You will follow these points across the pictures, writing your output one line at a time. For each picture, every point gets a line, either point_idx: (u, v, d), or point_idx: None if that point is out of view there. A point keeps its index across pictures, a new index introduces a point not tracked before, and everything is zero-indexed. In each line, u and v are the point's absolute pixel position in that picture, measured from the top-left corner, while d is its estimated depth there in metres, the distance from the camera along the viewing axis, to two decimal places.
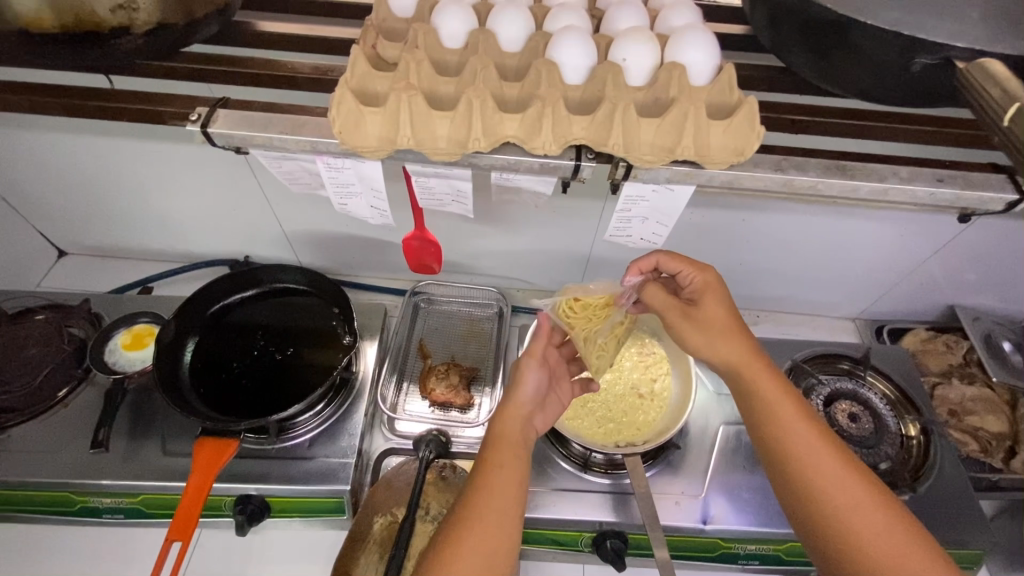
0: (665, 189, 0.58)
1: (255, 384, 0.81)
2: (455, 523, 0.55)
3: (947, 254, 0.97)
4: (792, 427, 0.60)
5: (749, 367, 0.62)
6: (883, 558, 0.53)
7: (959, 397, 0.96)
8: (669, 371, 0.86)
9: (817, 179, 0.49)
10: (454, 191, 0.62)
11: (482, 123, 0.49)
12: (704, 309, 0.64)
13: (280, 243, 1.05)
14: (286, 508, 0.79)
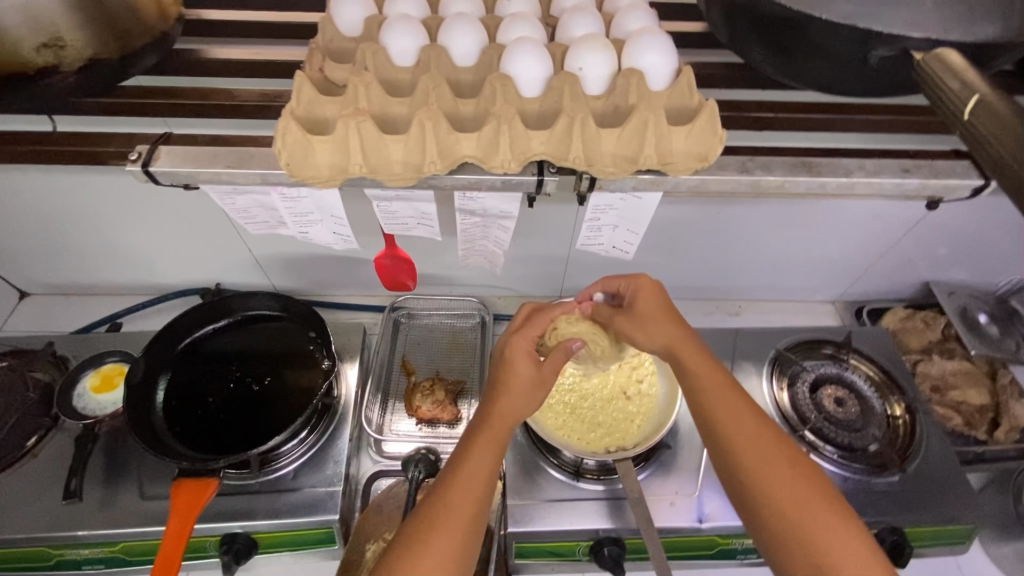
0: (632, 197, 0.61)
1: (232, 417, 0.79)
2: (416, 534, 0.57)
3: (918, 233, 0.98)
4: (714, 396, 0.64)
5: (676, 346, 0.66)
6: (804, 520, 0.56)
7: (940, 372, 0.97)
8: (654, 370, 0.85)
9: (784, 178, 0.50)
10: (418, 213, 0.62)
11: (438, 145, 0.48)
12: (639, 310, 0.69)
13: (250, 269, 1.02)
14: (274, 542, 0.77)
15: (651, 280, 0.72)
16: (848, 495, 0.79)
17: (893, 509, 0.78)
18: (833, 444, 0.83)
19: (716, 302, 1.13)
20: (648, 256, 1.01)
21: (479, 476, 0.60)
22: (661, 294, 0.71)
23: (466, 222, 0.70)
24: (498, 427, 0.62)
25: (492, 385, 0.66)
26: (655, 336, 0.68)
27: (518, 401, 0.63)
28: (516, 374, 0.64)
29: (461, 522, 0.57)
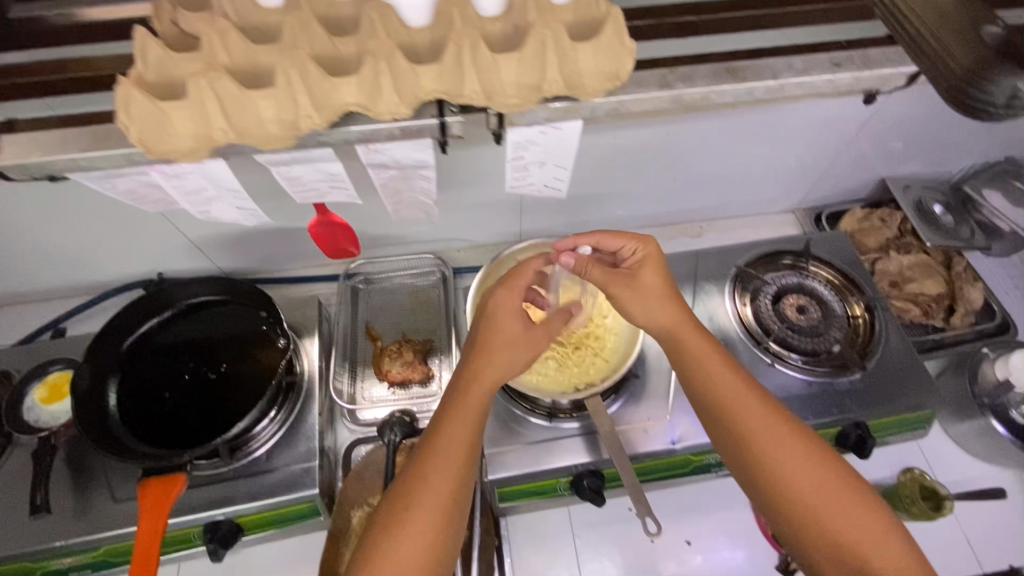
0: (552, 129, 0.56)
1: (195, 409, 0.76)
2: (398, 513, 0.58)
3: (870, 130, 0.96)
4: (717, 375, 0.66)
5: (677, 327, 0.68)
6: (799, 489, 0.60)
7: (897, 268, 0.99)
8: None
9: (706, 87, 0.51)
10: (324, 173, 0.59)
11: (311, 96, 0.47)
12: (641, 282, 0.68)
13: (189, 253, 0.96)
14: (259, 523, 0.77)
15: (655, 248, 0.70)
16: (814, 398, 0.82)
17: (856, 406, 0.81)
18: (797, 351, 0.86)
19: (677, 226, 1.12)
20: (602, 186, 0.99)
21: (459, 442, 0.61)
22: (663, 266, 0.70)
23: (400, 175, 0.66)
24: (482, 388, 0.63)
25: (475, 345, 0.66)
26: (654, 315, 0.68)
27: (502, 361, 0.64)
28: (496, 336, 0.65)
29: (440, 499, 0.58)
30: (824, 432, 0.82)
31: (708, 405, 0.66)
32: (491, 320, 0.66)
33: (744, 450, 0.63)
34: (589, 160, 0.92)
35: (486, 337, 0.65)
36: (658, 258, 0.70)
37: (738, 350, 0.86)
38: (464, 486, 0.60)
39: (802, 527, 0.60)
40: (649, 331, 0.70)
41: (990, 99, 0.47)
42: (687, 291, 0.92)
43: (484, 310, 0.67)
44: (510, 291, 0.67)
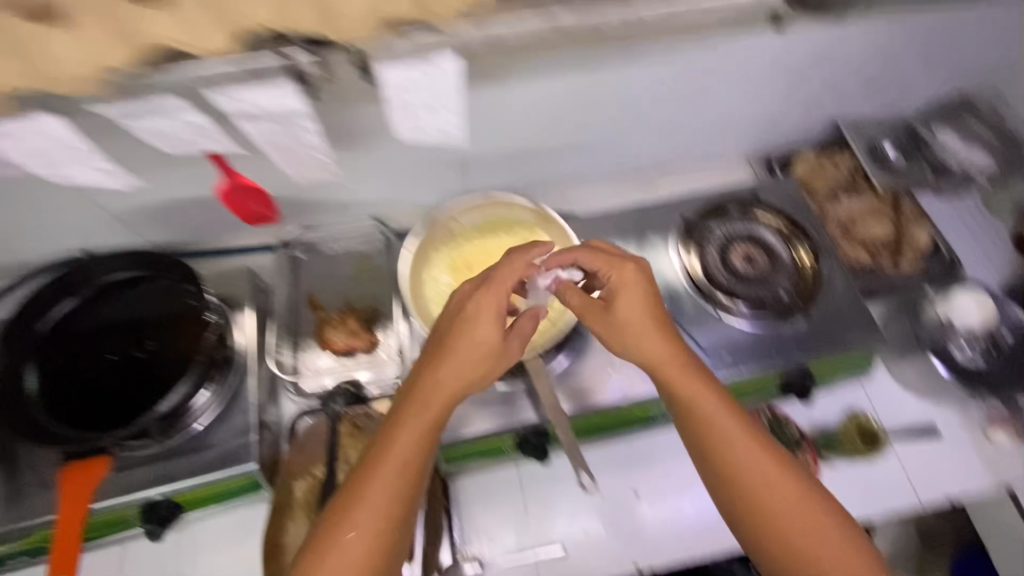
0: (427, 68, 0.64)
1: (121, 388, 0.73)
2: (328, 536, 0.58)
3: (817, 67, 0.93)
4: (706, 407, 0.64)
5: (662, 360, 0.65)
6: (780, 518, 0.61)
7: (847, 212, 0.97)
8: None
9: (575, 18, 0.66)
10: (190, 126, 0.70)
11: (125, 23, 0.56)
12: (616, 310, 0.66)
13: (112, 228, 0.90)
14: (200, 500, 0.75)
15: (638, 271, 0.67)
16: (755, 345, 0.82)
17: (798, 350, 0.82)
18: (743, 300, 0.85)
19: (631, 178, 1.08)
20: (545, 137, 0.95)
21: (403, 459, 0.60)
22: (649, 290, 0.67)
23: (279, 127, 0.72)
24: (432, 399, 0.62)
25: (433, 351, 0.65)
26: (638, 347, 0.66)
27: (468, 364, 0.64)
28: (466, 341, 0.64)
29: (376, 523, 0.59)
30: (768, 378, 0.82)
31: (693, 438, 0.65)
32: (472, 319, 0.64)
33: (727, 483, 0.63)
34: (527, 108, 0.88)
35: (458, 337, 0.64)
36: (638, 285, 0.67)
37: (684, 302, 0.85)
38: (406, 503, 0.60)
39: (789, 559, 0.61)
40: (634, 362, 0.67)
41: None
42: (634, 244, 0.90)
43: (461, 315, 0.65)
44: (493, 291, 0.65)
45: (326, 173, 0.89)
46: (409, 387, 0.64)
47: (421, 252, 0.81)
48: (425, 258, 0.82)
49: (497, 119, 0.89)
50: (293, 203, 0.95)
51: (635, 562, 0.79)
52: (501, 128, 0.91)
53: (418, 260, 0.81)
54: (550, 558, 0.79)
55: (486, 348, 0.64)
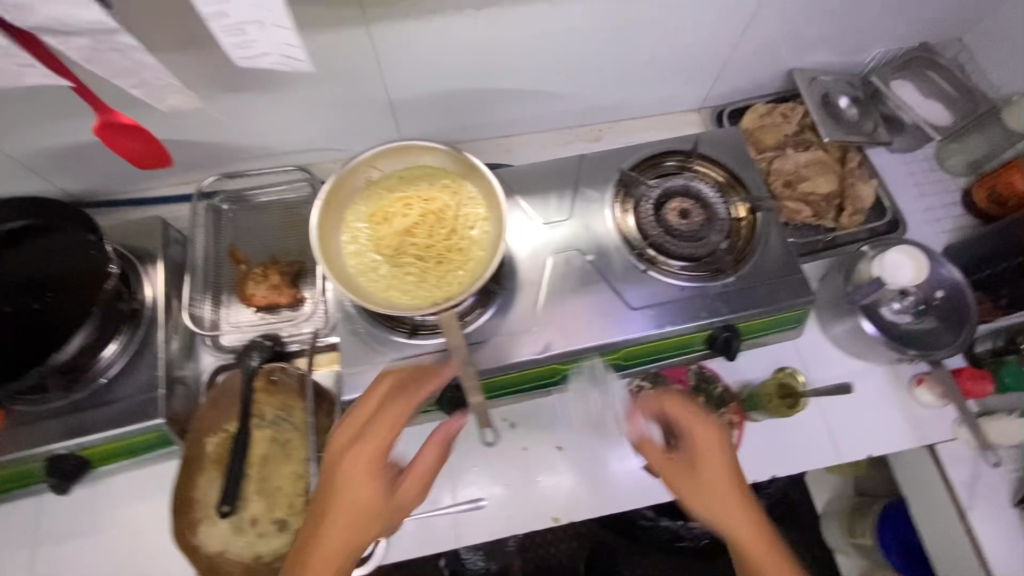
0: None
1: (16, 341, 0.70)
2: None
3: (769, 6, 0.87)
4: (752, 538, 0.62)
5: (730, 511, 0.63)
6: None
7: (793, 167, 0.94)
8: (486, 216, 0.77)
9: None
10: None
11: None
12: (701, 474, 0.65)
13: (15, 174, 0.85)
14: (110, 454, 0.74)
15: (721, 435, 0.67)
16: (684, 303, 0.80)
17: (726, 307, 0.80)
18: (677, 257, 0.82)
19: (573, 130, 1.05)
20: (479, 79, 0.90)
21: None
22: (730, 455, 0.66)
23: (95, 46, 0.57)
24: (326, 551, 0.59)
25: (319, 503, 0.62)
26: (710, 506, 0.64)
27: (348, 520, 0.60)
28: (344, 500, 0.61)
29: None
30: (695, 335, 0.81)
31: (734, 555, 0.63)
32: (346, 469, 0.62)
33: None
34: (455, 47, 0.82)
35: (335, 504, 0.61)
36: (720, 451, 0.66)
37: (614, 259, 0.83)
38: None
39: None
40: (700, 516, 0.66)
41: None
42: (567, 196, 0.86)
43: (336, 468, 0.62)
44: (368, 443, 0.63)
45: (243, 110, 0.84)
46: (309, 518, 0.61)
47: (334, 202, 0.76)
48: (341, 208, 0.77)
49: (424, 59, 0.83)
50: (211, 148, 0.90)
51: (554, 517, 0.79)
52: (429, 69, 0.85)
53: (331, 211, 0.75)
54: (471, 511, 0.79)
55: (365, 511, 0.61)
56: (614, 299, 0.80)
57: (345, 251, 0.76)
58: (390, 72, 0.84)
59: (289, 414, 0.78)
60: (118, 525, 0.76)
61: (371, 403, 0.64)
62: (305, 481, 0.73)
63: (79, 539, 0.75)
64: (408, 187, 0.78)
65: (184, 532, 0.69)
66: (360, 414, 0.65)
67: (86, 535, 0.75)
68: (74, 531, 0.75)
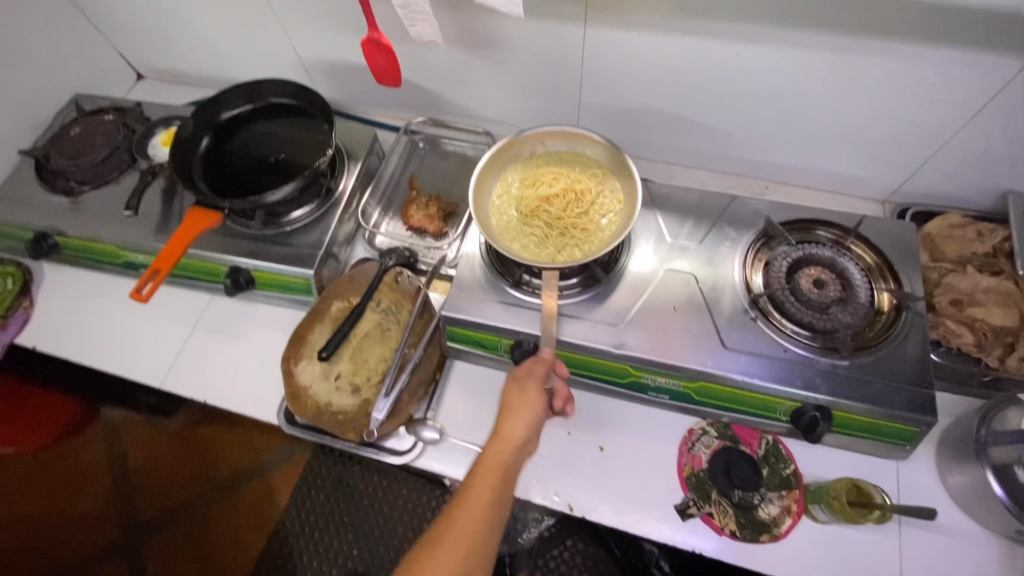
0: None
1: (250, 178, 0.93)
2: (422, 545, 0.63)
3: (1001, 111, 0.80)
4: None
5: None
6: None
7: (968, 287, 0.84)
8: (619, 212, 0.85)
9: None
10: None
11: None
12: None
13: (299, 72, 1.15)
14: (268, 283, 0.94)
15: None
16: (784, 364, 0.77)
17: (827, 387, 0.75)
18: (793, 320, 0.79)
19: (742, 179, 1.07)
20: (664, 102, 0.97)
21: (482, 501, 0.65)
22: None
23: None
24: (500, 445, 0.69)
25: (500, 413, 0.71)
26: None
27: (500, 452, 0.68)
28: (511, 429, 0.69)
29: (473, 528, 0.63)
30: (782, 401, 0.76)
31: None
32: (504, 408, 0.71)
33: None
34: (653, 65, 0.91)
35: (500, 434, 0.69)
36: None
37: (724, 299, 0.83)
38: (494, 532, 0.65)
39: None
40: None
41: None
42: (703, 227, 0.89)
43: (505, 401, 0.72)
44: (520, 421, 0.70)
45: (464, 71, 1.03)
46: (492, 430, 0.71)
47: (498, 159, 0.89)
48: (503, 165, 0.90)
49: (622, 68, 0.93)
50: (429, 95, 1.10)
51: (570, 505, 0.80)
52: (624, 80, 0.96)
53: (495, 163, 0.89)
54: None
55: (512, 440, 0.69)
56: (709, 332, 0.80)
57: (492, 199, 0.88)
58: (590, 72, 0.96)
59: (397, 310, 0.90)
60: (249, 338, 0.96)
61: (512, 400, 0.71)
62: (386, 366, 0.86)
63: (222, 335, 0.97)
64: (561, 166, 0.90)
65: (288, 360, 0.85)
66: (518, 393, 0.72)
67: (227, 334, 0.97)
68: (222, 329, 0.97)
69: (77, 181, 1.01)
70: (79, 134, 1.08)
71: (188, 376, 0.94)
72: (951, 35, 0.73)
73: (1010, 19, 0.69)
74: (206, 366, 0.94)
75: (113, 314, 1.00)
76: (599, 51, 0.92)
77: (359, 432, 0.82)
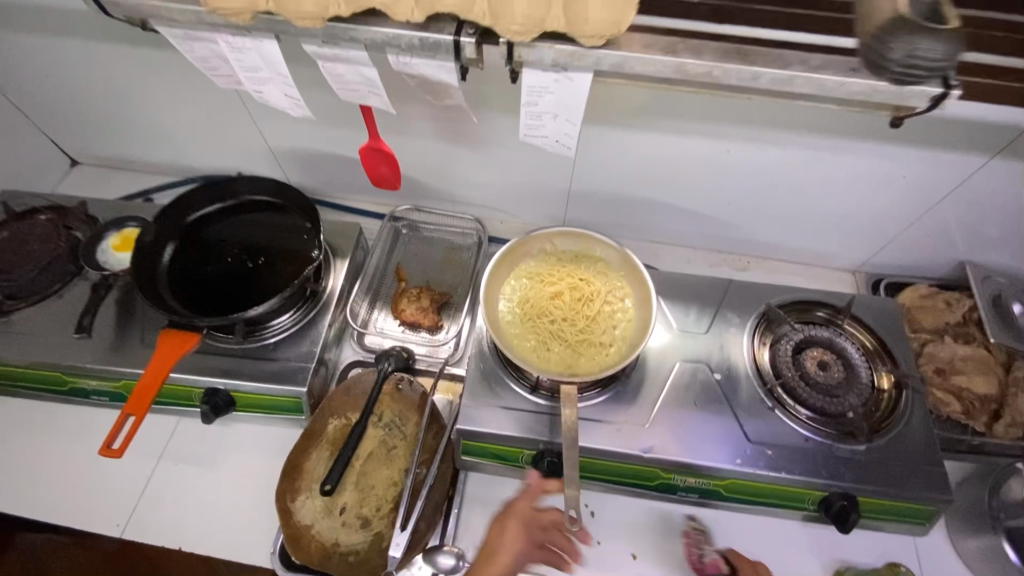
0: (564, 77, 0.58)
1: (226, 287, 0.85)
2: None
3: (964, 197, 0.88)
4: None
5: None
6: None
7: (949, 356, 0.90)
8: (631, 322, 0.83)
9: (712, 64, 0.52)
10: (364, 78, 0.63)
11: None
12: None
13: (268, 160, 1.07)
14: (249, 403, 0.84)
15: None
16: (807, 454, 0.77)
17: (851, 475, 0.76)
18: (806, 406, 0.81)
19: (725, 255, 1.11)
20: (655, 188, 0.99)
21: None
22: None
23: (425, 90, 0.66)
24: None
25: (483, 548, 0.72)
26: None
27: None
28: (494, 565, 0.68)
29: None
30: (810, 491, 0.77)
31: None
32: (490, 547, 0.71)
33: None
34: (649, 157, 0.93)
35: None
36: None
37: (741, 388, 0.83)
38: None
39: None
40: None
41: (890, 58, 0.49)
42: (708, 314, 0.90)
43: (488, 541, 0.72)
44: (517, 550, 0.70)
45: (452, 161, 1.00)
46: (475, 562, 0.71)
47: (510, 258, 0.87)
48: (512, 263, 0.88)
49: (616, 159, 0.94)
50: (413, 183, 1.07)
51: None
52: (619, 169, 0.96)
53: (503, 267, 0.87)
54: None
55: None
56: (731, 424, 0.80)
57: (506, 284, 0.87)
58: (584, 163, 0.96)
59: (402, 422, 0.84)
60: (228, 466, 0.85)
61: (497, 533, 0.71)
62: (396, 490, 0.78)
63: (195, 466, 0.85)
64: (574, 265, 0.89)
65: (285, 496, 0.77)
66: (502, 526, 0.72)
67: (201, 464, 0.85)
68: (195, 458, 0.86)
69: (9, 298, 0.87)
70: (7, 241, 0.94)
71: (156, 519, 0.80)
72: (924, 137, 0.81)
73: (975, 127, 0.77)
74: (178, 505, 0.82)
75: (53, 451, 0.85)
76: (594, 145, 0.93)
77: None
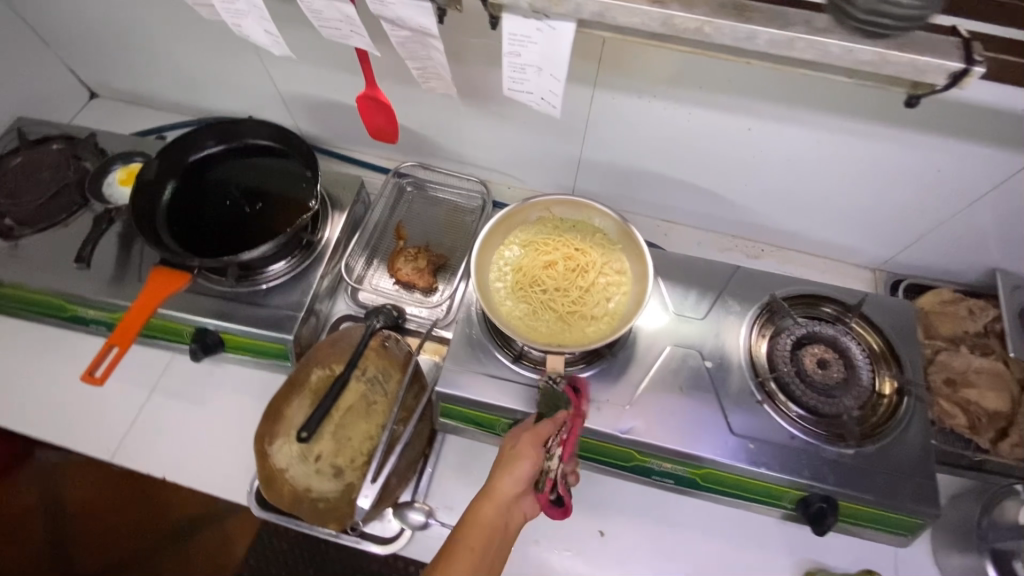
0: (546, 26, 0.56)
1: (221, 229, 0.85)
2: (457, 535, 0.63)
3: (999, 199, 0.81)
4: None
5: None
6: None
7: (961, 366, 0.85)
8: (627, 294, 0.80)
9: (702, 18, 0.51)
10: (343, 16, 0.63)
11: None
12: None
13: (277, 105, 1.06)
14: (239, 346, 0.86)
15: None
16: (790, 452, 0.75)
17: (834, 478, 0.73)
18: (799, 404, 0.78)
19: (741, 240, 1.06)
20: (669, 163, 0.95)
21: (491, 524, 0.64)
22: None
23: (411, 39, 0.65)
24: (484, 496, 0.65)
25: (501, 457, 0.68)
26: None
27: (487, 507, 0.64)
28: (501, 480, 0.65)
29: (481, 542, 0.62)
30: (787, 489, 0.75)
31: None
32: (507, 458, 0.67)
33: None
34: (662, 129, 0.88)
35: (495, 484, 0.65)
36: None
37: (732, 378, 0.80)
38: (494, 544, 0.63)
39: None
40: None
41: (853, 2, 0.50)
42: (708, 300, 0.86)
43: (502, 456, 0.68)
44: (543, 427, 0.68)
45: (459, 119, 0.97)
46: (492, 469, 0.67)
47: (505, 224, 0.84)
48: (507, 229, 0.85)
49: (627, 128, 0.90)
50: (420, 139, 1.04)
51: None
52: (631, 139, 0.92)
53: (497, 235, 0.84)
54: None
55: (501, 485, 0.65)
56: (718, 416, 0.77)
57: (499, 252, 0.84)
58: (595, 130, 0.92)
59: (384, 378, 0.83)
60: (216, 404, 0.87)
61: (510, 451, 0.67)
62: (371, 444, 0.78)
63: (185, 401, 0.87)
64: (571, 235, 0.85)
65: (264, 440, 0.78)
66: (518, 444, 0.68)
67: (190, 400, 0.87)
68: (186, 393, 0.88)
69: (17, 222, 0.89)
70: (20, 168, 0.96)
71: (143, 449, 0.83)
72: (954, 128, 0.74)
73: (1012, 120, 0.71)
74: (165, 437, 0.84)
75: (53, 373, 0.88)
76: (604, 113, 0.88)
77: (342, 523, 0.76)
